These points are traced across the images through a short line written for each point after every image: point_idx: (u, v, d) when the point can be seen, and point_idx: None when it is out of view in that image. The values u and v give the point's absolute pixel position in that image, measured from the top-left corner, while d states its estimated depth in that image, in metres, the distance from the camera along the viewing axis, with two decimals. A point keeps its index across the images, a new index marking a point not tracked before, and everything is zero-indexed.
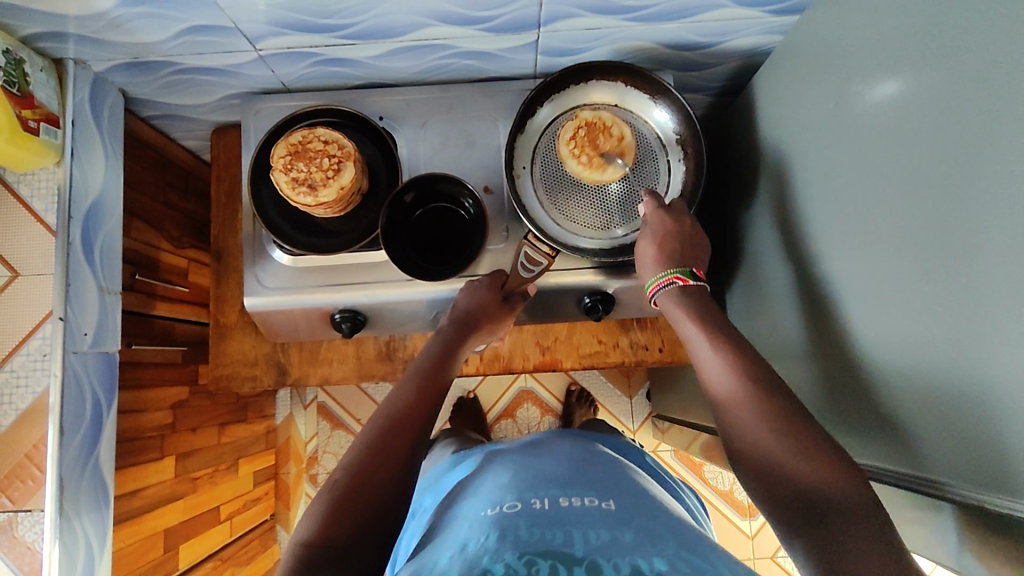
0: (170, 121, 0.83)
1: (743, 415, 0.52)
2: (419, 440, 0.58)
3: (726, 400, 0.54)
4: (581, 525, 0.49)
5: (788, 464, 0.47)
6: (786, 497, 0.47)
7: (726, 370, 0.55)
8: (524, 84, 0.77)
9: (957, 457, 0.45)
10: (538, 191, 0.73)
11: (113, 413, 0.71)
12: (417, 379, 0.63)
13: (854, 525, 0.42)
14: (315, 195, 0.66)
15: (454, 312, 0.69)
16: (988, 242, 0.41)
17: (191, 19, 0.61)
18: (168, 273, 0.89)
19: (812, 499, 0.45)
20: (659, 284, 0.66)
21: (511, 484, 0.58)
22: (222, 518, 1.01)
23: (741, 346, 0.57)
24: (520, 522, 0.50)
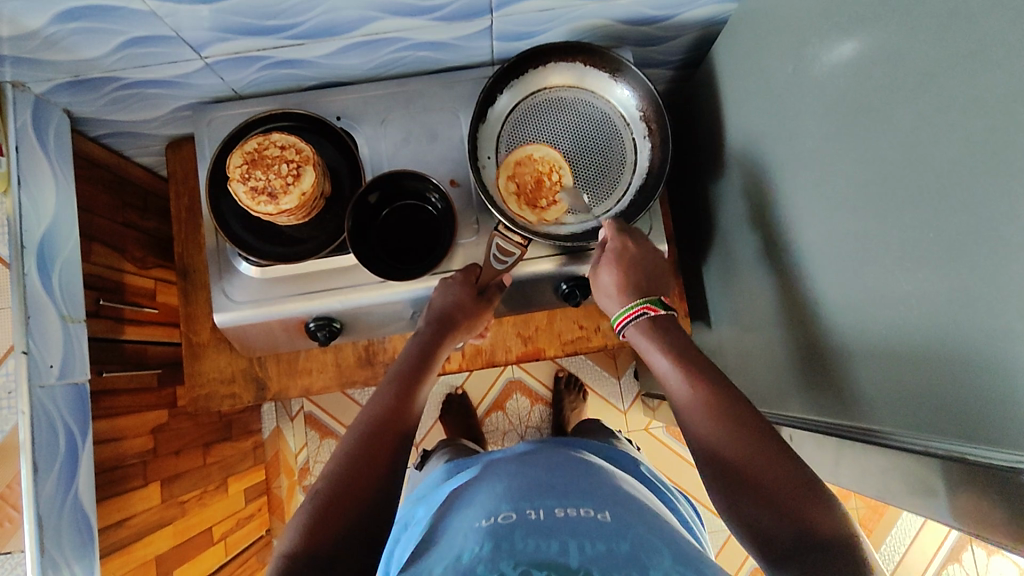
0: (121, 139, 0.80)
1: (719, 443, 0.51)
2: (402, 444, 0.57)
3: (702, 431, 0.52)
4: (575, 534, 0.49)
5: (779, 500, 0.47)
6: (776, 529, 0.46)
7: (697, 398, 0.53)
8: (481, 72, 0.76)
9: (938, 417, 0.45)
10: (505, 180, 0.72)
11: (89, 444, 0.69)
12: (396, 381, 0.62)
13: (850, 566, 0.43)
14: (277, 204, 0.64)
15: (430, 312, 0.68)
16: (951, 193, 0.41)
17: (131, 31, 0.59)
18: (135, 295, 0.87)
19: (805, 535, 0.45)
20: (627, 316, 0.63)
21: (505, 493, 0.58)
22: (216, 539, 1.00)
23: (708, 368, 0.56)
24: (515, 531, 0.50)
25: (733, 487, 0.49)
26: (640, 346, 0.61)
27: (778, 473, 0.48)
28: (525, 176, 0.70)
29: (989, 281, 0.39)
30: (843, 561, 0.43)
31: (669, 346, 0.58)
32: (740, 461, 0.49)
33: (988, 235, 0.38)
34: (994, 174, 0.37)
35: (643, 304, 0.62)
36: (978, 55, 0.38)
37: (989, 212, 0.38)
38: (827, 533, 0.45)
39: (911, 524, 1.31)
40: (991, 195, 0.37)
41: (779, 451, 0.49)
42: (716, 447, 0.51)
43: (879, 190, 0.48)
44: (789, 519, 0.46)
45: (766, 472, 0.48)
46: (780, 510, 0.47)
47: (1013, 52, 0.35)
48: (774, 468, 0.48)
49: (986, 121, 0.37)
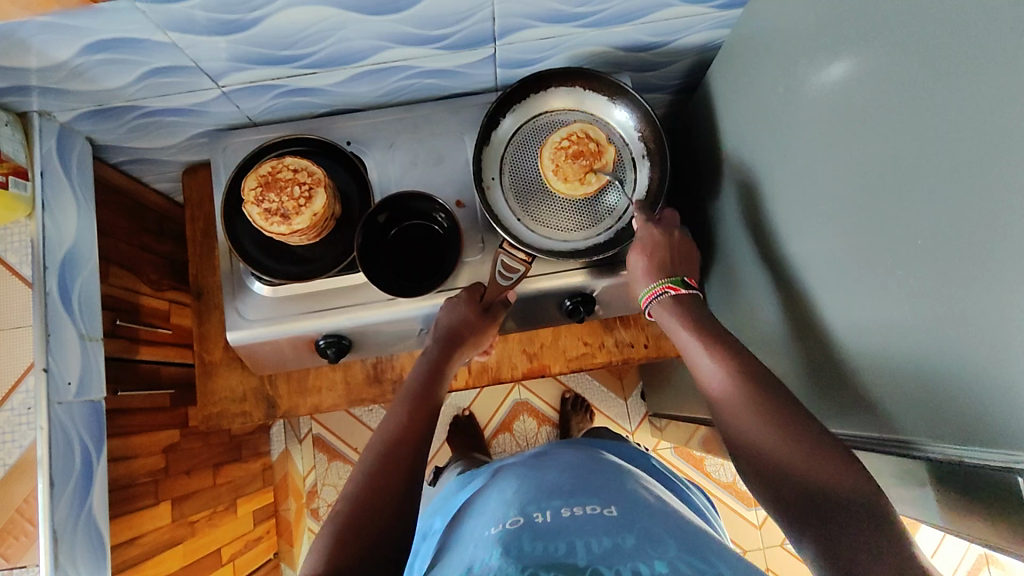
0: (140, 165, 0.83)
1: (737, 412, 0.53)
2: (416, 457, 0.59)
3: (721, 399, 0.55)
4: (582, 534, 0.51)
5: (789, 464, 0.49)
6: (788, 494, 0.48)
7: (719, 369, 0.56)
8: (486, 98, 0.79)
9: (939, 426, 0.46)
10: (509, 199, 0.74)
11: (102, 460, 0.71)
12: (408, 402, 0.64)
13: (853, 520, 0.43)
14: (289, 224, 0.67)
15: (437, 329, 0.70)
16: (937, 202, 0.42)
17: (153, 62, 0.62)
18: (150, 316, 0.89)
19: (813, 495, 0.46)
20: (651, 295, 0.67)
21: (515, 500, 0.59)
22: (225, 560, 1.00)
23: (731, 344, 0.58)
24: (522, 537, 0.51)
25: (757, 468, 0.51)
26: (677, 334, 0.63)
27: (789, 445, 0.49)
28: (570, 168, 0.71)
29: (975, 285, 0.40)
30: (853, 519, 0.43)
31: (705, 335, 0.60)
32: (764, 438, 0.51)
33: (975, 239, 0.40)
34: (979, 181, 0.39)
35: (664, 283, 0.67)
36: (957, 67, 0.40)
37: (975, 217, 0.39)
38: (842, 493, 0.45)
39: (926, 544, 1.29)
40: (977, 201, 0.39)
41: (805, 429, 0.49)
42: (744, 430, 0.52)
43: (871, 200, 0.49)
44: (806, 486, 0.47)
45: (785, 447, 0.49)
46: (794, 481, 0.48)
47: (989, 65, 0.37)
48: (787, 439, 0.49)
49: (967, 130, 0.39)
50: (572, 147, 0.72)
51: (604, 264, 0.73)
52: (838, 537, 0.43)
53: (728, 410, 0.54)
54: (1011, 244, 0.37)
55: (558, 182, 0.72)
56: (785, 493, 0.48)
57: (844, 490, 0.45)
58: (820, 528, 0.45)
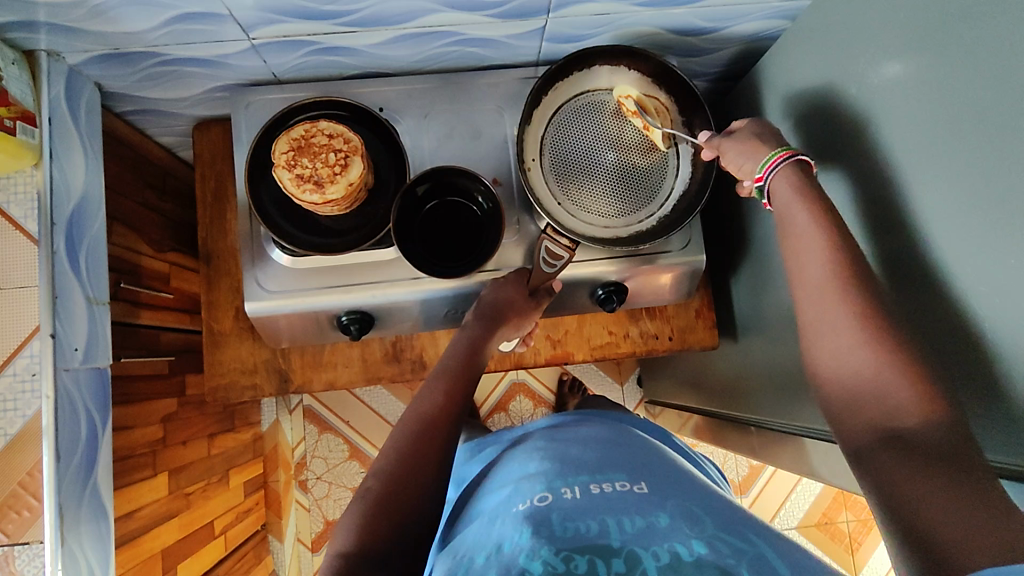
0: (148, 116, 0.78)
1: (836, 314, 0.50)
2: (449, 438, 0.57)
3: (818, 299, 0.51)
4: (614, 512, 0.49)
5: (880, 384, 0.46)
6: (866, 420, 0.47)
7: (823, 263, 0.52)
8: (525, 72, 0.75)
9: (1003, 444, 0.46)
10: (549, 180, 0.71)
11: (107, 431, 0.66)
12: (444, 375, 0.62)
13: (925, 457, 0.42)
14: (322, 193, 0.63)
15: (481, 306, 0.67)
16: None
17: (184, 6, 0.57)
18: (151, 279, 0.84)
19: (894, 425, 0.45)
20: (776, 161, 0.57)
21: (540, 475, 0.57)
22: (217, 533, 0.97)
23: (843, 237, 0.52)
24: (552, 516, 0.50)
25: (838, 377, 0.49)
26: (779, 215, 0.56)
27: (879, 362, 0.47)
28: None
29: None
30: (927, 456, 0.42)
31: (818, 222, 0.53)
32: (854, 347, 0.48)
33: None
34: None
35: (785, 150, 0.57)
36: None
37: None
38: (922, 429, 0.43)
39: None
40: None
41: (905, 354, 0.46)
42: (832, 334, 0.50)
43: None
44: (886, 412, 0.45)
45: (875, 365, 0.47)
46: (870, 398, 0.47)
47: None
48: (879, 357, 0.47)
49: None
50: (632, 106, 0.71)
51: (636, 254, 0.72)
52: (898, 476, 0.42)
53: (820, 306, 0.51)
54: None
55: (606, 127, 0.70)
56: (861, 403, 0.47)
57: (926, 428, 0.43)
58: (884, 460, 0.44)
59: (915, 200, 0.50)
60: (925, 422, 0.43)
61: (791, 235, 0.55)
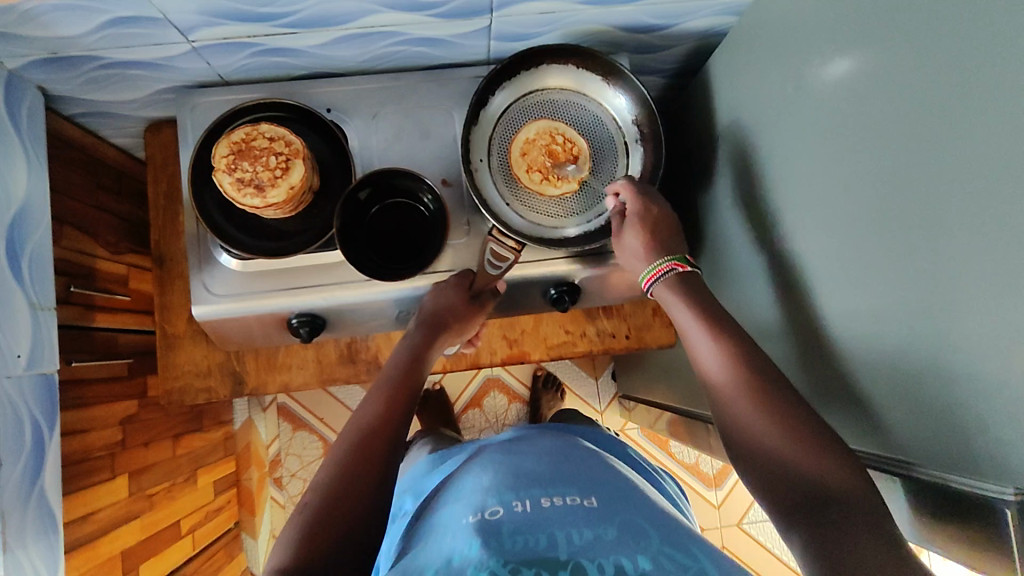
0: (98, 119, 0.77)
1: (729, 393, 0.53)
2: (395, 448, 0.56)
3: (717, 383, 0.55)
4: (561, 525, 0.50)
5: (780, 450, 0.49)
6: (783, 479, 0.47)
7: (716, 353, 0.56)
8: (476, 70, 0.74)
9: (930, 455, 0.45)
10: (497, 181, 0.71)
11: (55, 435, 0.67)
12: (386, 386, 0.62)
13: (846, 509, 0.43)
14: (263, 197, 0.62)
15: (423, 312, 0.68)
16: (949, 229, 0.41)
17: (115, 10, 0.56)
18: (107, 281, 0.84)
19: (804, 483, 0.46)
20: (656, 274, 0.64)
21: (493, 486, 0.57)
22: (184, 533, 0.98)
23: (734, 330, 0.57)
24: (502, 529, 0.50)
25: (740, 434, 0.52)
26: (678, 319, 0.61)
27: (774, 434, 0.49)
28: (536, 156, 0.70)
29: (976, 321, 0.39)
30: (844, 510, 0.43)
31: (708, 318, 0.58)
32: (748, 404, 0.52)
33: (979, 272, 0.39)
34: (993, 213, 0.37)
35: (673, 261, 0.64)
36: (980, 93, 0.38)
37: (984, 252, 0.38)
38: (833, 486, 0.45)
39: None
40: (989, 233, 0.38)
41: (797, 413, 0.50)
42: (728, 392, 0.53)
43: (872, 216, 0.48)
44: (792, 476, 0.47)
45: (772, 421, 0.50)
46: (780, 463, 0.48)
47: (1014, 93, 0.35)
48: (774, 428, 0.50)
49: (985, 159, 0.37)
50: (557, 140, 0.70)
51: (593, 254, 0.70)
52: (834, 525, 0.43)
53: (722, 389, 0.54)
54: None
55: (517, 154, 0.70)
56: (769, 466, 0.49)
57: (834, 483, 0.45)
58: (810, 511, 0.44)
59: None
60: (832, 470, 0.46)
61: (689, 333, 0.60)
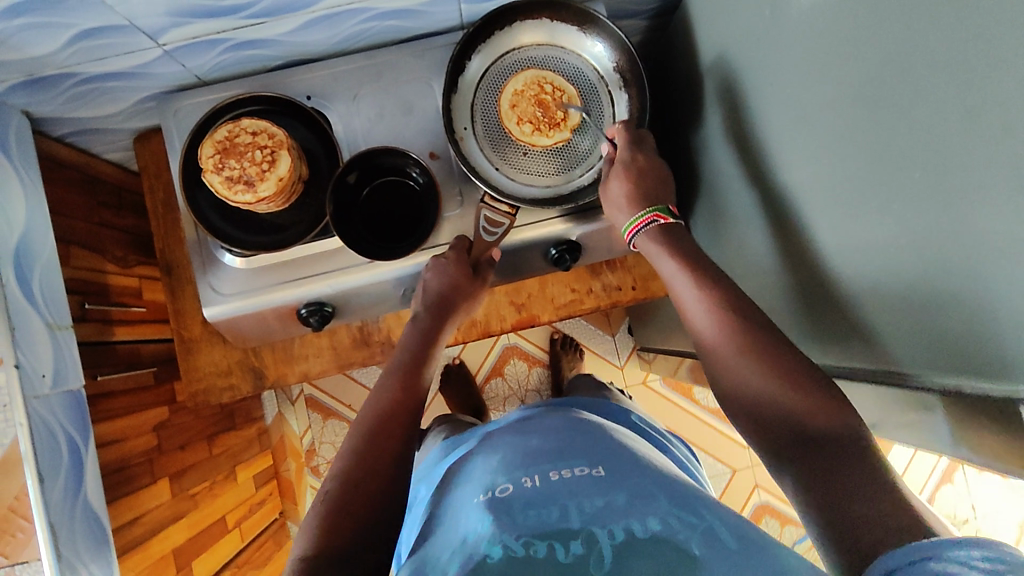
0: (87, 136, 0.77)
1: (714, 338, 0.54)
2: (405, 440, 0.57)
3: (701, 330, 0.56)
4: (576, 495, 0.48)
5: (764, 391, 0.49)
6: (777, 429, 0.48)
7: (698, 301, 0.56)
8: (450, 37, 0.73)
9: (945, 360, 0.44)
10: (484, 147, 0.70)
11: (91, 449, 0.69)
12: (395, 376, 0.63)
13: (846, 454, 0.43)
14: (254, 191, 0.62)
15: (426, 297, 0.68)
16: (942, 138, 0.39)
17: (83, 23, 0.56)
18: (121, 295, 0.85)
19: (799, 426, 0.47)
20: (637, 225, 0.64)
21: (506, 462, 0.55)
22: (230, 527, 1.01)
23: (713, 274, 0.58)
24: (514, 503, 0.48)
25: (739, 393, 0.52)
26: (662, 270, 0.62)
27: (757, 374, 0.50)
28: (525, 107, 0.69)
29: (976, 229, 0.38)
30: (847, 454, 0.43)
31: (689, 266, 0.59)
32: (741, 361, 0.52)
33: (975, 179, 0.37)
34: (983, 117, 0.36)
35: (652, 211, 0.64)
36: None
37: (973, 156, 0.37)
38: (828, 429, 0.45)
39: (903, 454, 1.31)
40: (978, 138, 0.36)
41: (786, 359, 0.49)
42: (720, 352, 0.53)
43: (863, 132, 0.47)
44: (785, 420, 0.48)
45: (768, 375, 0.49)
46: (766, 402, 0.49)
47: None
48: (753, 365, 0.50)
49: (974, 57, 0.36)
50: (547, 89, 0.69)
51: (588, 209, 0.70)
52: (831, 478, 0.42)
53: (706, 332, 0.55)
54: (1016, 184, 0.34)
55: (506, 105, 0.70)
56: (762, 414, 0.50)
57: (829, 423, 0.45)
58: (810, 461, 0.45)
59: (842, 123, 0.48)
60: (830, 419, 0.45)
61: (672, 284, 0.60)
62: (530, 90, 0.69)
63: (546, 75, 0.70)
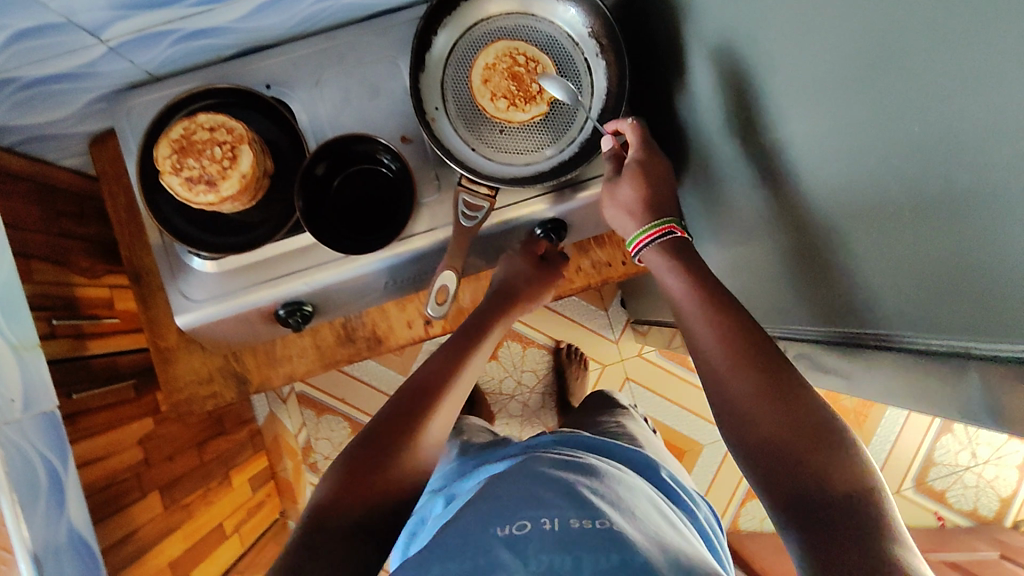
0: (38, 144, 0.73)
1: (716, 360, 0.51)
2: (415, 462, 0.55)
3: (697, 341, 0.53)
4: (589, 542, 0.45)
5: (763, 427, 0.47)
6: (778, 475, 0.45)
7: (699, 317, 0.53)
8: (413, 12, 0.68)
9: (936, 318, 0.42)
10: (457, 127, 0.67)
11: (71, 471, 0.67)
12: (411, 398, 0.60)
13: (847, 526, 0.41)
14: (217, 191, 0.59)
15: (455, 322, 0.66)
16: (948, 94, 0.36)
17: (15, 23, 0.51)
18: (92, 307, 0.82)
19: (802, 483, 0.44)
20: (646, 239, 0.59)
21: (529, 489, 0.52)
22: (228, 533, 1.00)
23: (716, 291, 0.54)
24: (528, 548, 0.46)
25: (744, 431, 0.48)
26: (667, 288, 0.57)
27: (755, 406, 0.48)
28: (498, 82, 0.66)
29: None
30: (847, 524, 0.41)
31: (695, 284, 0.55)
32: (760, 401, 0.48)
33: None
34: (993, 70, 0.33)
35: (665, 224, 0.59)
36: None
37: None
38: (838, 490, 0.43)
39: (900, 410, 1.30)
40: (980, 94, 0.33)
41: (783, 385, 0.48)
42: (734, 382, 0.49)
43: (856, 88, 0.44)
44: (792, 467, 0.45)
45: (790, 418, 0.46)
46: (767, 438, 0.47)
47: None
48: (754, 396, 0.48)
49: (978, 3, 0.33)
50: (520, 60, 0.66)
51: (575, 183, 0.67)
52: (830, 544, 0.40)
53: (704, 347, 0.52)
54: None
55: (478, 79, 0.66)
56: (759, 451, 0.47)
57: (837, 487, 0.43)
58: (811, 519, 0.42)
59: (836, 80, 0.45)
60: (846, 489, 0.43)
61: (671, 301, 0.57)
62: (501, 63, 0.66)
63: (518, 44, 0.66)
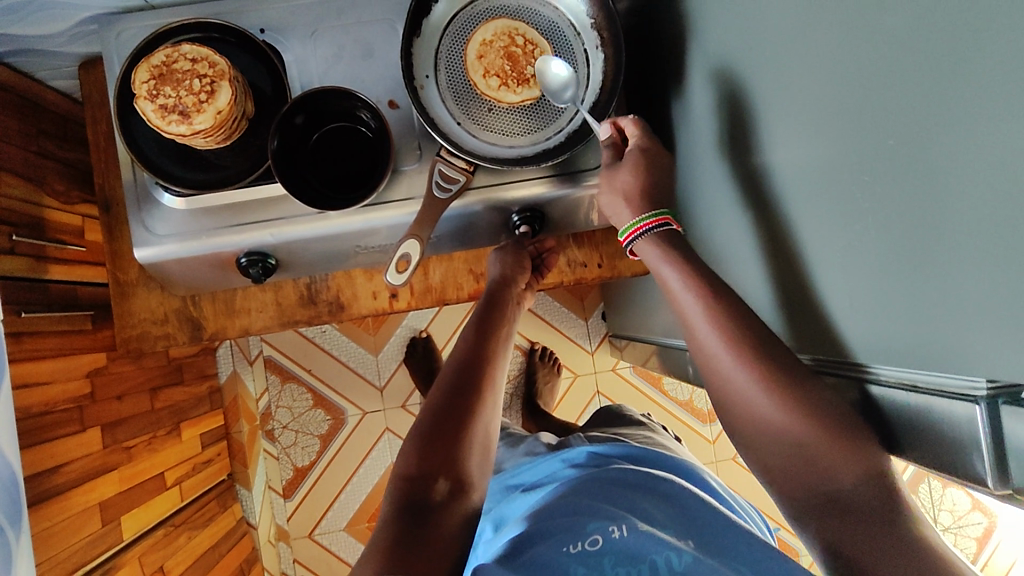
0: (27, 58, 0.72)
1: (725, 367, 0.51)
2: (462, 453, 0.56)
3: (703, 347, 0.53)
4: (658, 548, 0.54)
5: (775, 428, 0.49)
6: (797, 478, 0.49)
7: (705, 319, 0.52)
8: None
9: (907, 351, 0.42)
10: (446, 99, 0.65)
11: (4, 387, 0.63)
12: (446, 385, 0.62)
13: (872, 521, 0.45)
14: (190, 123, 0.58)
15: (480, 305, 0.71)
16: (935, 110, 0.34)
17: None
18: (59, 232, 0.81)
19: (828, 487, 0.47)
20: (640, 229, 0.59)
21: (585, 504, 0.59)
22: (170, 484, 0.98)
23: (715, 285, 0.54)
24: (605, 561, 0.54)
25: (760, 435, 0.50)
26: (662, 279, 0.57)
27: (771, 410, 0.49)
28: (493, 59, 0.65)
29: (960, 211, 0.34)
30: (869, 515, 0.45)
31: (695, 283, 0.54)
32: (778, 415, 0.49)
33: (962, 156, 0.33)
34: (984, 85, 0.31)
35: (658, 215, 0.59)
36: None
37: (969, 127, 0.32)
38: (855, 486, 0.46)
39: None
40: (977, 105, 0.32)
41: (791, 386, 0.49)
42: (745, 396, 0.51)
43: (841, 100, 0.42)
44: (818, 473, 0.47)
45: (797, 420, 0.48)
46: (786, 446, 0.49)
47: None
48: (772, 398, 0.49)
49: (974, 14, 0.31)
50: (517, 41, 0.65)
51: (568, 172, 0.66)
52: (862, 544, 0.45)
53: (719, 360, 0.52)
54: (1017, 153, 0.30)
55: (473, 55, 0.65)
56: (774, 458, 0.50)
57: (857, 486, 0.46)
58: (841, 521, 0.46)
59: (824, 90, 0.43)
60: (861, 480, 0.46)
61: (673, 301, 0.56)
62: (499, 42, 0.65)
63: (518, 25, 0.65)
